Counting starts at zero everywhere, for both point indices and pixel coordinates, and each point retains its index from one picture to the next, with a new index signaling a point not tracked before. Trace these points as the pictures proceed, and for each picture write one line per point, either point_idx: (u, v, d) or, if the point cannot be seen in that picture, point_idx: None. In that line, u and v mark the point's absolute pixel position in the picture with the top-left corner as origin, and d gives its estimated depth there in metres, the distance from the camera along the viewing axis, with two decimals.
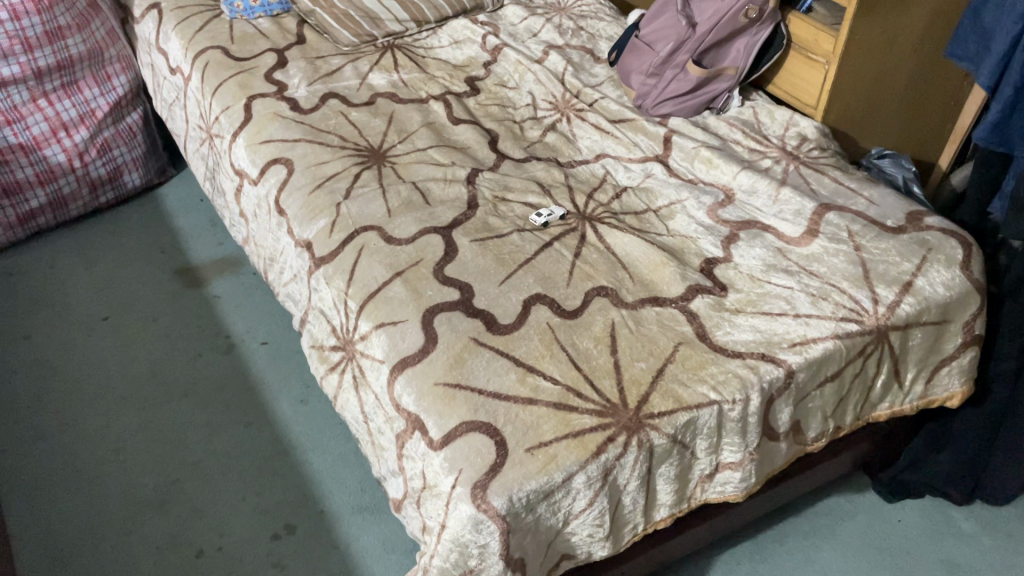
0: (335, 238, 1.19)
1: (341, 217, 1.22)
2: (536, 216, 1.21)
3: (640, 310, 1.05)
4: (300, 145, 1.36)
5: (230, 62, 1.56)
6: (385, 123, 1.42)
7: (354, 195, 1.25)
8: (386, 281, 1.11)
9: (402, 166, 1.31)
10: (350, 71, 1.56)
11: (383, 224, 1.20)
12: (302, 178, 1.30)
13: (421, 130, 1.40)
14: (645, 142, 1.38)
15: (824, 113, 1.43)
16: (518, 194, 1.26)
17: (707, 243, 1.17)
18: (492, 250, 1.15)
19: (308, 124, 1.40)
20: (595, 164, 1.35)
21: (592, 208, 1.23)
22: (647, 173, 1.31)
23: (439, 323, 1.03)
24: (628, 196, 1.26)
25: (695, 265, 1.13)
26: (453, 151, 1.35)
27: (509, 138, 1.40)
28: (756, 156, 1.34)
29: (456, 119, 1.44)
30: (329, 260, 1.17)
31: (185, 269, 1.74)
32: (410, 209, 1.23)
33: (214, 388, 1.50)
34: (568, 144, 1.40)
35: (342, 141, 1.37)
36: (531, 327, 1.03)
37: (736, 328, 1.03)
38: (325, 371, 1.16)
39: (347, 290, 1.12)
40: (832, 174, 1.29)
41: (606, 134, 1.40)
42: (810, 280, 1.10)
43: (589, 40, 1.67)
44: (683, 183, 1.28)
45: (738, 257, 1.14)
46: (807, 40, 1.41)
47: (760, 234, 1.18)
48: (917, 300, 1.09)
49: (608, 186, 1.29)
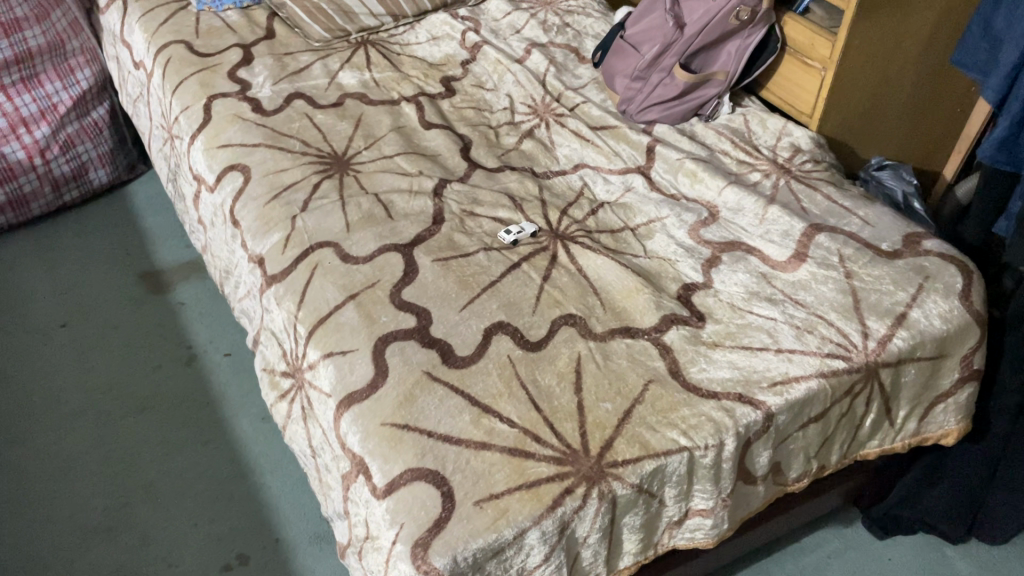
0: (288, 255, 1.11)
1: (296, 232, 1.14)
2: (506, 234, 1.13)
3: (610, 342, 0.97)
4: (259, 151, 1.28)
5: (192, 58, 1.48)
6: (351, 127, 1.34)
7: (311, 207, 1.17)
8: (338, 305, 1.03)
9: (366, 175, 1.23)
10: (319, 69, 1.47)
11: (340, 241, 1.12)
12: (258, 187, 1.22)
13: (390, 135, 1.32)
14: (626, 151, 1.30)
15: (820, 123, 1.34)
16: (488, 208, 1.18)
17: (686, 267, 1.08)
18: (454, 271, 1.07)
19: (270, 128, 1.32)
20: (573, 175, 1.26)
21: (566, 225, 1.15)
22: (627, 187, 1.23)
23: (391, 355, 0.96)
24: (604, 212, 1.18)
25: (672, 291, 1.05)
26: (421, 159, 1.27)
27: (483, 145, 1.32)
28: (745, 169, 1.26)
29: (428, 123, 1.36)
30: (281, 279, 1.09)
31: (149, 273, 1.66)
32: (370, 223, 1.15)
33: (172, 403, 1.42)
34: (546, 152, 1.31)
35: (305, 146, 1.29)
36: (490, 360, 0.95)
37: (713, 364, 0.95)
38: (275, 398, 1.08)
39: (297, 313, 1.05)
40: (826, 191, 1.21)
41: (587, 142, 1.32)
42: (796, 310, 1.02)
43: (575, 38, 1.58)
44: (664, 199, 1.19)
45: (718, 283, 1.06)
46: (802, 44, 1.32)
47: (744, 256, 1.10)
48: (911, 334, 1.00)
49: (585, 200, 1.20)
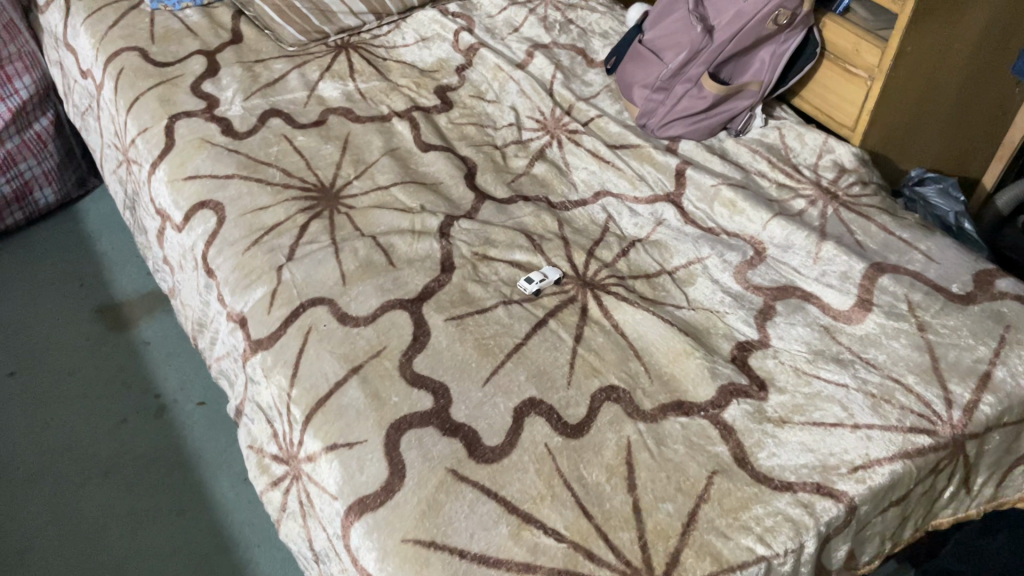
0: (275, 315, 0.95)
1: (283, 287, 0.98)
2: (527, 282, 0.98)
3: (662, 423, 0.84)
4: (233, 184, 1.11)
5: (149, 69, 1.30)
6: (338, 151, 1.17)
7: (299, 255, 1.01)
8: (339, 381, 0.87)
9: (360, 213, 1.07)
10: (296, 80, 1.30)
11: (335, 297, 0.96)
12: (234, 230, 1.05)
13: (383, 160, 1.16)
14: (652, 175, 1.15)
15: (863, 138, 1.21)
16: (503, 250, 1.03)
17: (737, 319, 0.95)
18: (472, 333, 0.92)
19: (244, 155, 1.15)
20: (594, 205, 1.12)
21: (594, 270, 1.00)
22: (658, 220, 1.09)
23: (407, 448, 0.81)
24: (636, 251, 1.03)
25: (725, 353, 0.91)
26: (422, 190, 1.11)
27: (489, 170, 1.16)
28: (787, 195, 1.12)
29: (425, 144, 1.19)
30: (269, 346, 0.94)
31: (108, 308, 1.49)
32: (370, 274, 0.99)
33: (141, 465, 1.26)
34: (561, 177, 1.16)
35: (286, 176, 1.12)
36: (525, 452, 0.80)
37: (783, 447, 0.82)
38: (265, 485, 0.93)
39: (290, 389, 0.89)
40: (881, 220, 1.07)
41: (606, 164, 1.17)
42: (868, 373, 0.89)
43: (580, 37, 1.42)
44: (702, 234, 1.05)
45: (777, 339, 0.92)
46: (846, 49, 1.18)
47: (801, 305, 0.97)
48: (998, 399, 0.88)
49: (612, 238, 1.05)
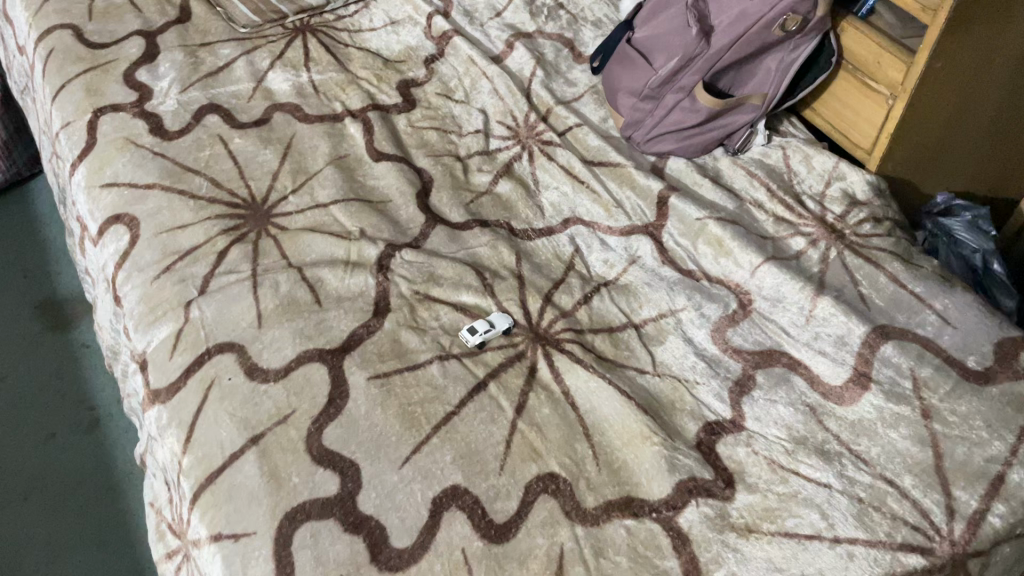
0: (177, 362, 0.83)
1: (190, 327, 0.85)
2: (471, 331, 0.85)
3: (604, 526, 0.71)
4: (153, 196, 0.98)
5: (80, 50, 1.16)
6: (277, 157, 1.04)
7: (212, 289, 0.88)
8: (236, 453, 0.76)
9: (290, 237, 0.94)
10: (243, 69, 1.16)
11: (247, 343, 0.84)
12: (146, 253, 0.92)
13: (326, 171, 1.02)
14: (631, 200, 1.00)
15: (880, 163, 1.04)
16: (449, 290, 0.90)
17: (708, 392, 0.81)
18: (396, 398, 0.80)
19: (170, 160, 1.02)
20: (561, 235, 0.97)
21: (550, 320, 0.87)
22: (632, 258, 0.94)
23: (299, 547, 0.69)
24: (600, 297, 0.89)
25: (688, 435, 0.77)
26: (364, 211, 0.97)
27: (446, 186, 1.02)
28: (785, 232, 0.97)
29: (377, 152, 1.05)
30: (166, 399, 0.82)
31: (49, 305, 1.38)
32: (290, 316, 0.86)
33: (67, 486, 1.16)
34: (527, 198, 1.02)
35: (213, 188, 0.99)
36: (437, 560, 0.68)
37: (745, 564, 0.69)
38: (160, 555, 0.82)
39: (182, 456, 0.77)
40: (891, 269, 0.92)
41: (581, 184, 1.02)
42: (856, 471, 0.75)
43: (569, 26, 1.26)
44: (680, 278, 0.91)
45: (752, 419, 0.79)
46: (866, 60, 1.01)
47: (787, 375, 0.83)
48: (1012, 510, 0.73)
49: (575, 279, 0.91)
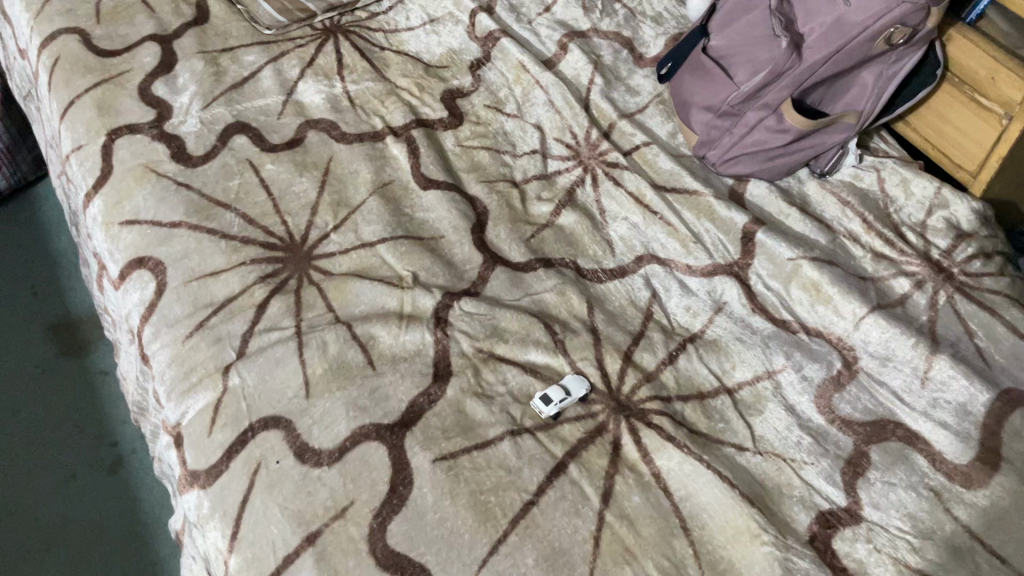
0: (217, 440, 0.74)
1: (229, 398, 0.76)
2: (545, 400, 0.75)
3: None
4: (179, 236, 0.88)
5: (88, 58, 1.04)
6: (315, 187, 0.93)
7: (253, 350, 0.79)
8: (290, 555, 0.67)
9: (335, 285, 0.84)
10: (270, 79, 1.04)
11: (294, 418, 0.74)
12: (176, 306, 0.83)
13: (370, 202, 0.92)
14: (711, 234, 0.90)
15: (987, 187, 0.94)
16: (516, 347, 0.80)
17: (818, 474, 0.72)
18: (467, 484, 0.70)
19: (196, 191, 0.92)
20: (635, 276, 0.87)
21: (632, 384, 0.77)
22: (717, 304, 0.84)
23: None
24: (687, 356, 0.79)
25: (801, 529, 0.69)
26: (415, 250, 0.87)
27: (504, 219, 0.92)
28: (886, 271, 0.87)
29: (425, 179, 0.95)
30: (206, 484, 0.73)
31: (63, 326, 1.29)
32: (341, 382, 0.77)
33: (91, 533, 1.08)
34: (594, 231, 0.91)
35: (246, 225, 0.89)
36: None
37: None
38: None
39: (228, 556, 0.69)
40: (1010, 317, 0.83)
41: (653, 215, 0.92)
42: (994, 572, 0.66)
43: (626, 22, 1.14)
44: (775, 332, 0.81)
45: (871, 507, 0.70)
46: (978, 75, 0.89)
47: (905, 451, 0.73)
48: None
49: (656, 332, 0.82)
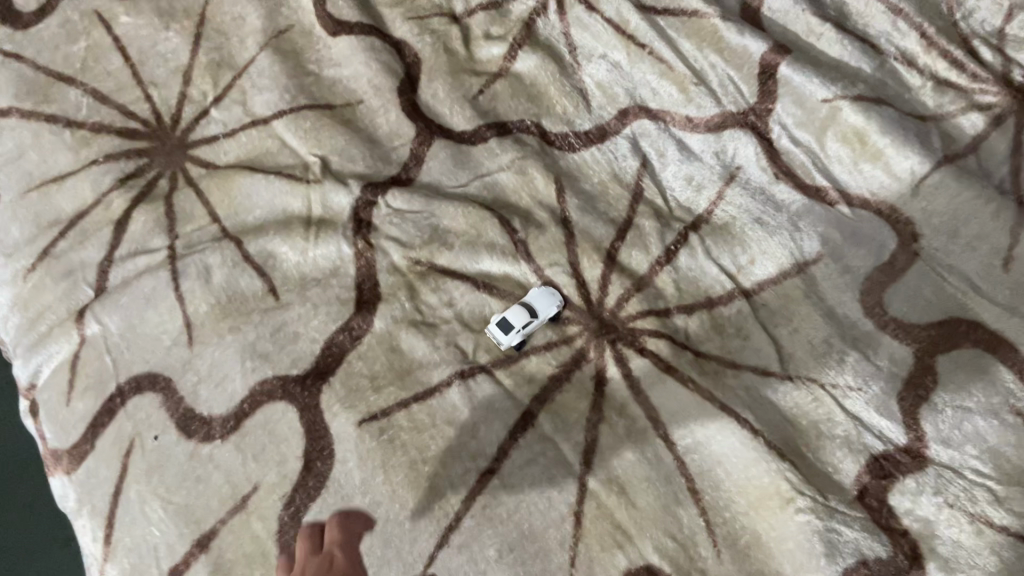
0: (78, 411, 0.57)
1: (89, 352, 0.58)
2: (505, 326, 0.56)
3: None
4: (9, 128, 0.65)
5: None
6: (186, 45, 0.69)
7: (114, 285, 0.60)
8: (177, 565, 0.52)
9: (219, 183, 0.63)
10: None
11: (174, 375, 0.57)
12: (13, 228, 0.63)
13: (261, 59, 0.68)
14: (719, 70, 0.67)
15: None
16: (462, 254, 0.61)
17: (868, 405, 0.54)
18: (403, 453, 0.53)
19: (25, 61, 0.67)
20: (620, 138, 0.65)
21: (619, 296, 0.58)
22: (729, 172, 0.63)
23: None
24: (690, 251, 0.60)
25: (846, 483, 0.52)
26: (325, 126, 0.65)
27: (442, 69, 0.68)
28: (953, 107, 0.65)
29: (334, 21, 0.70)
30: (71, 468, 0.56)
31: None
32: (232, 322, 0.58)
33: None
34: (561, 79, 0.68)
35: (97, 107, 0.66)
36: None
37: None
38: None
39: (104, 565, 0.53)
40: None
41: (641, 50, 0.68)
42: None
43: None
44: (807, 206, 0.61)
45: (939, 445, 0.53)
46: None
47: (985, 362, 0.55)
48: None
49: (648, 217, 0.61)
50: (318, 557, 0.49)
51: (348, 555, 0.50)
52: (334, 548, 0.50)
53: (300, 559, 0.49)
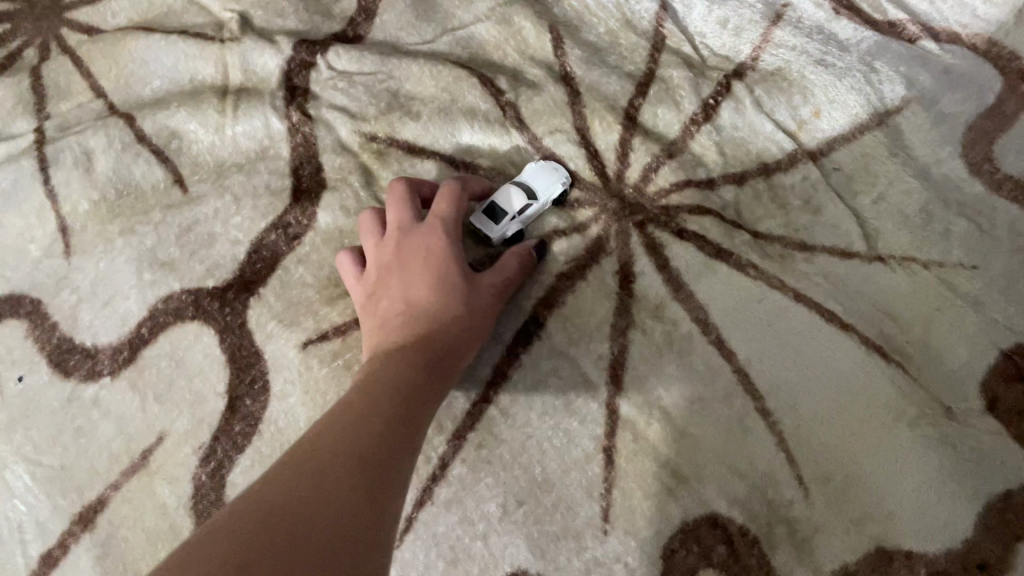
0: None
1: None
2: (497, 214, 0.42)
3: None
4: None
5: None
6: None
7: None
8: (51, 552, 0.38)
9: (103, 48, 0.47)
10: None
11: (45, 296, 0.42)
12: None
13: None
14: None
15: None
16: (433, 124, 0.45)
17: (986, 286, 0.40)
18: None
19: None
20: None
21: (645, 166, 0.44)
22: (775, 9, 0.48)
23: None
24: (734, 105, 0.45)
25: (967, 388, 0.38)
26: None
27: None
28: None
29: None
30: None
31: None
32: (124, 222, 0.43)
33: None
34: None
35: None
36: None
37: None
38: None
39: None
40: None
41: None
42: None
43: None
44: (882, 43, 0.47)
45: None
46: None
47: None
48: None
49: (675, 68, 0.47)
50: (424, 233, 0.38)
51: (454, 221, 0.39)
52: (441, 217, 0.39)
53: (401, 233, 0.39)
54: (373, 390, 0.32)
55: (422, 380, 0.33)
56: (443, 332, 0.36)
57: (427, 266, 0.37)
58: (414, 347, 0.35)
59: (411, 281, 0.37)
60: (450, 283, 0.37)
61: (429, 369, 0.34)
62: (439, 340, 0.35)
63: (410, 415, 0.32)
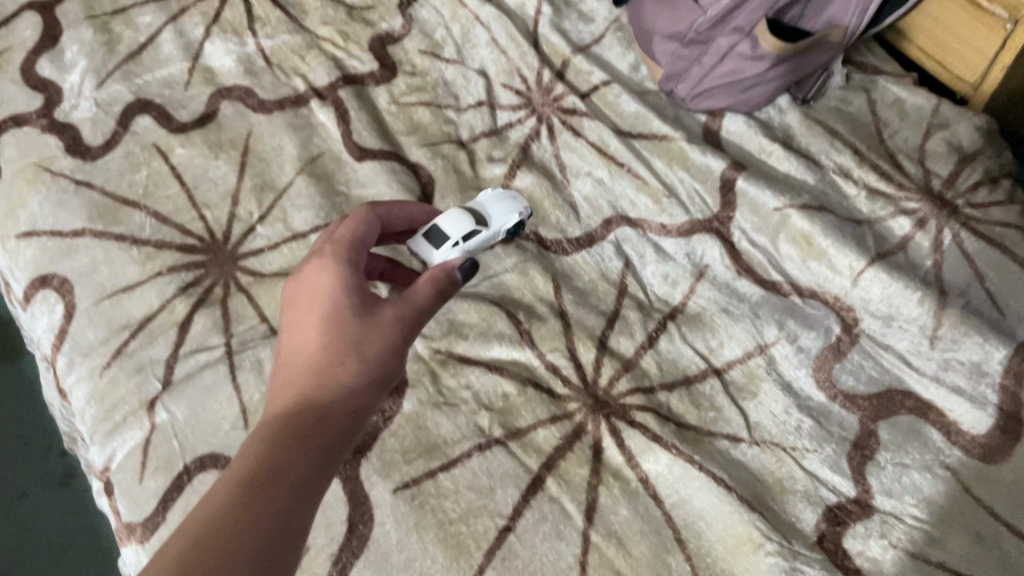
0: (150, 486, 0.65)
1: (159, 437, 0.67)
2: (442, 241, 0.65)
3: None
4: (83, 247, 0.76)
5: None
6: (234, 171, 0.81)
7: (179, 378, 0.70)
8: None
9: (268, 289, 0.74)
10: (172, 43, 0.90)
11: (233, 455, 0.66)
12: (90, 332, 0.72)
13: (299, 182, 0.80)
14: (686, 184, 0.80)
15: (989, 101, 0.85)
16: (476, 343, 0.71)
17: (821, 463, 0.65)
18: (434, 517, 0.62)
19: (99, 189, 0.79)
20: (605, 243, 0.78)
21: (610, 377, 0.69)
22: (698, 269, 0.76)
23: None
24: (669, 337, 0.71)
25: (806, 529, 0.62)
26: None
27: (451, 187, 0.81)
28: (887, 209, 0.77)
29: (359, 148, 0.83)
30: (142, 538, 0.64)
31: None
32: None
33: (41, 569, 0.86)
34: (554, 193, 0.81)
35: (159, 225, 0.77)
36: None
37: None
38: None
39: None
40: None
41: (624, 170, 0.81)
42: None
43: None
44: (765, 296, 0.73)
45: (883, 495, 0.63)
46: None
47: (920, 425, 0.66)
48: None
49: (632, 310, 0.73)
50: (324, 276, 0.52)
51: (343, 263, 0.52)
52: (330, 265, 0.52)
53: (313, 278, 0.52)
54: (280, 431, 0.46)
55: (314, 419, 0.47)
56: (332, 368, 0.49)
57: (324, 300, 0.51)
58: (311, 386, 0.48)
59: (312, 318, 0.51)
60: (343, 322, 0.50)
61: (316, 408, 0.47)
62: (330, 377, 0.48)
63: (300, 453, 0.45)
